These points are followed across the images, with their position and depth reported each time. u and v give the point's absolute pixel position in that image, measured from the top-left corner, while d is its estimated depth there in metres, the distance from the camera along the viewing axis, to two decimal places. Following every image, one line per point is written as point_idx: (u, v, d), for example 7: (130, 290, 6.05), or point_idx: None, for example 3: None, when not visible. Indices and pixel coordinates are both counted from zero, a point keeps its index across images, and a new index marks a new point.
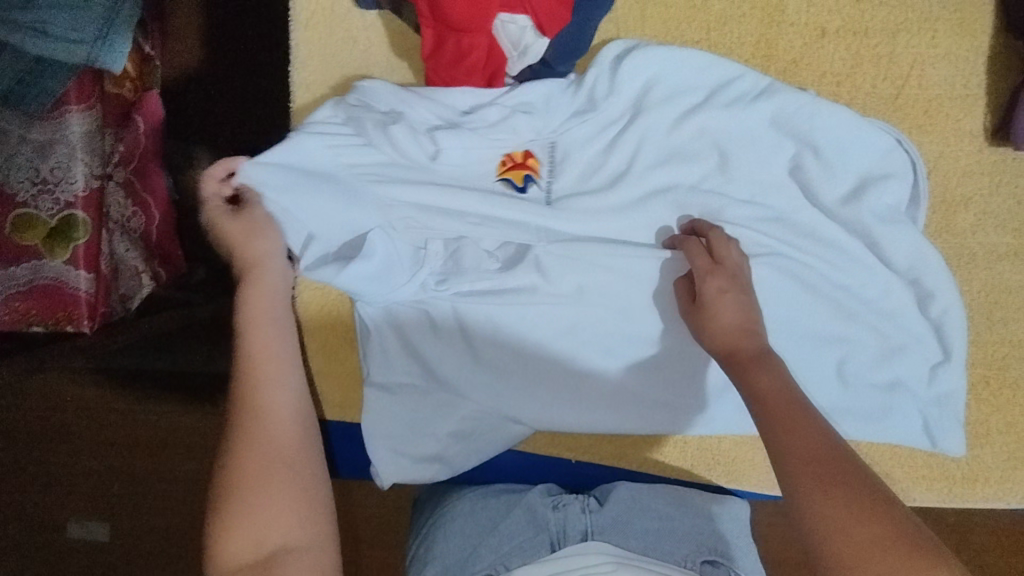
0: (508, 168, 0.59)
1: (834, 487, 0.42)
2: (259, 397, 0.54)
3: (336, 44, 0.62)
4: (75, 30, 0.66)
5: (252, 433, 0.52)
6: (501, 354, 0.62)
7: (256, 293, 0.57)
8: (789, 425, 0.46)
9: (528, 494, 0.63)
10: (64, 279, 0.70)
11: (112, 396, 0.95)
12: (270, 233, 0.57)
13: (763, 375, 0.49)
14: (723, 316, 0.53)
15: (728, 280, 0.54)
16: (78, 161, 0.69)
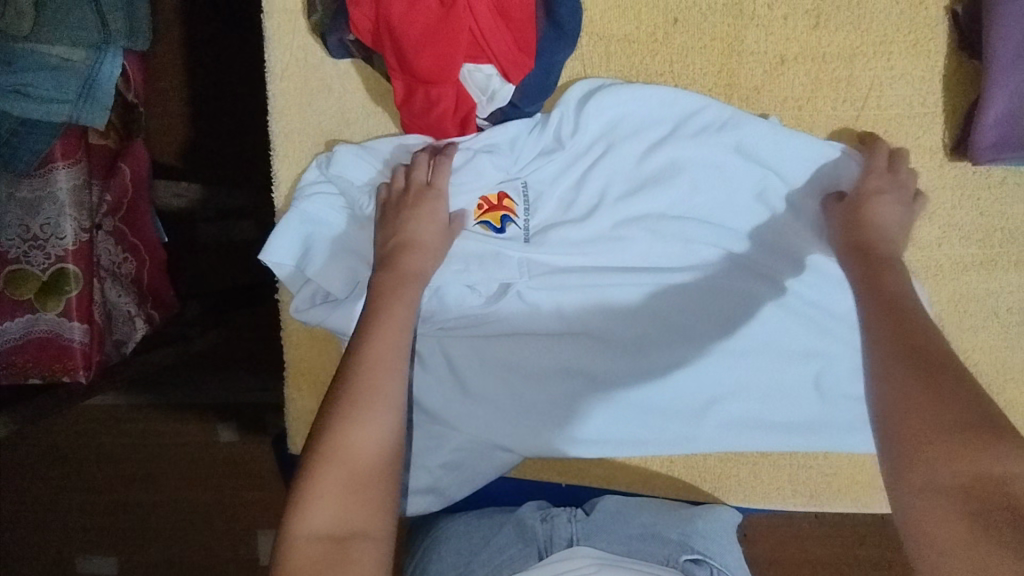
0: (485, 211, 0.61)
1: (922, 376, 0.46)
2: (378, 386, 0.50)
3: (311, 93, 0.64)
4: (58, 90, 0.68)
5: (362, 418, 0.49)
6: (489, 385, 0.63)
7: (408, 293, 0.55)
8: (900, 330, 0.50)
9: (519, 511, 0.65)
10: (58, 330, 0.71)
11: (119, 435, 1.03)
12: (440, 251, 0.58)
13: (892, 277, 0.54)
14: (878, 216, 0.58)
15: (889, 182, 0.59)
16: (66, 217, 0.70)
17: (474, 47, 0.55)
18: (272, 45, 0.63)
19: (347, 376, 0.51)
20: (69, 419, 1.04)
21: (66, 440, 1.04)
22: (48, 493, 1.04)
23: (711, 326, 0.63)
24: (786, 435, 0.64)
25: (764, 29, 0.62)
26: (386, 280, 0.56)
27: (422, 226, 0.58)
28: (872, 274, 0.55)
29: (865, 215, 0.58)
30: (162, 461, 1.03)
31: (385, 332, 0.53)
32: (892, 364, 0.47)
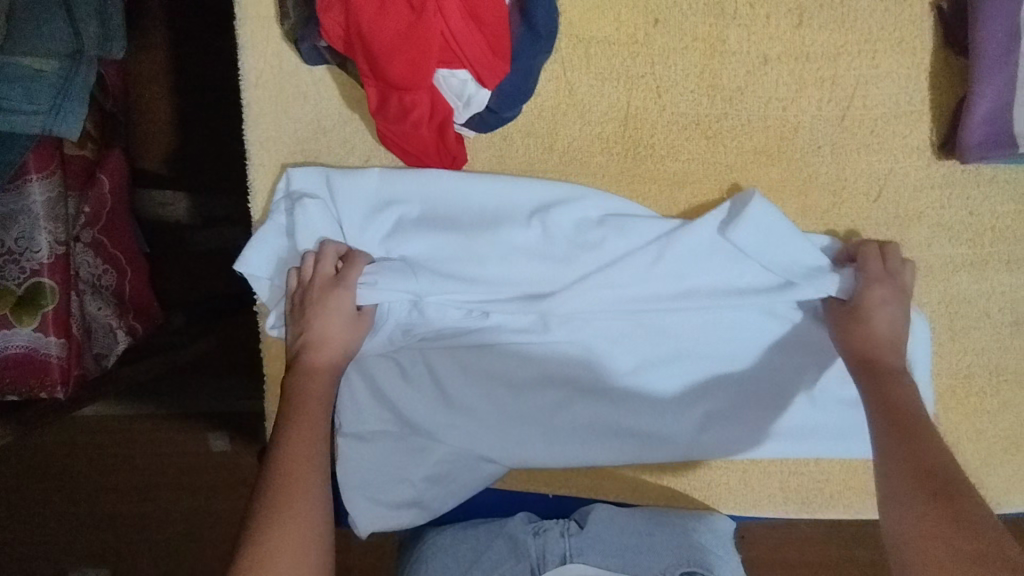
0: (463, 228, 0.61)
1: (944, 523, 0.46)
2: (295, 487, 0.52)
3: (286, 100, 0.63)
4: (28, 102, 0.65)
5: (282, 521, 0.50)
6: (473, 396, 0.63)
7: (319, 389, 0.58)
8: (908, 451, 0.50)
9: (509, 522, 0.64)
10: (34, 346, 0.70)
11: (105, 449, 1.02)
12: (353, 346, 0.60)
13: (897, 388, 0.55)
14: (878, 328, 0.57)
15: (892, 292, 0.58)
16: (41, 230, 0.69)
17: (448, 51, 0.53)
18: (245, 51, 0.62)
19: (267, 479, 0.52)
20: (52, 433, 1.02)
21: (51, 455, 1.02)
22: (33, 509, 1.02)
23: (695, 335, 0.63)
24: (777, 442, 0.63)
25: (746, 29, 0.61)
26: (299, 381, 0.58)
27: (332, 321, 0.59)
28: (879, 388, 0.55)
29: (860, 326, 0.57)
30: (148, 473, 1.01)
31: (299, 432, 0.55)
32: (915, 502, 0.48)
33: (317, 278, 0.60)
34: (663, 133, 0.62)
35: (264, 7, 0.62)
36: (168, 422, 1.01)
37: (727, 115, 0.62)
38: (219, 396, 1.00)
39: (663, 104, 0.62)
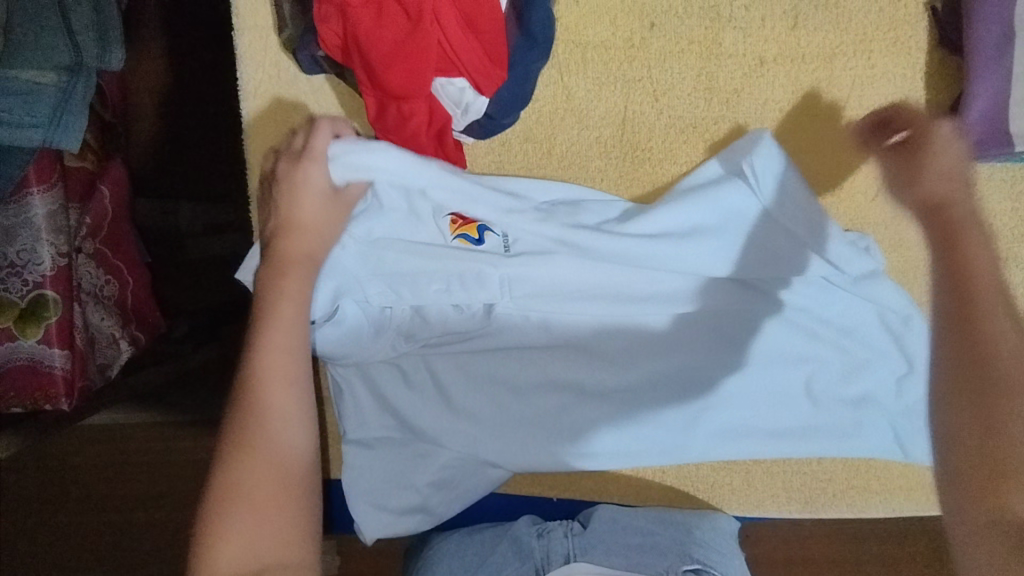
0: (460, 224, 0.61)
1: (982, 421, 0.45)
2: (268, 422, 0.50)
3: (285, 110, 0.64)
4: (29, 115, 0.66)
5: (253, 459, 0.49)
6: (477, 401, 0.63)
7: (290, 286, 0.55)
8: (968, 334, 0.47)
9: (513, 525, 0.64)
10: (39, 357, 0.71)
11: (111, 457, 1.02)
12: (332, 229, 0.57)
13: (978, 253, 0.51)
14: (943, 155, 0.54)
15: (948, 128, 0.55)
16: (43, 242, 0.70)
17: (445, 60, 0.54)
18: (244, 63, 0.63)
19: (236, 416, 0.51)
20: (57, 443, 1.03)
21: (56, 465, 1.03)
22: (39, 520, 1.03)
23: (698, 337, 0.63)
24: (779, 442, 0.63)
25: (741, 31, 0.61)
26: (270, 280, 0.55)
27: (305, 197, 0.56)
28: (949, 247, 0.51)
29: (921, 156, 0.54)
30: (153, 482, 1.02)
31: (269, 361, 0.52)
32: (949, 399, 0.46)
33: (286, 151, 0.58)
34: (661, 137, 0.63)
35: (263, 18, 0.62)
36: (172, 430, 1.01)
37: (724, 118, 0.62)
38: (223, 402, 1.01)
39: (660, 107, 0.62)
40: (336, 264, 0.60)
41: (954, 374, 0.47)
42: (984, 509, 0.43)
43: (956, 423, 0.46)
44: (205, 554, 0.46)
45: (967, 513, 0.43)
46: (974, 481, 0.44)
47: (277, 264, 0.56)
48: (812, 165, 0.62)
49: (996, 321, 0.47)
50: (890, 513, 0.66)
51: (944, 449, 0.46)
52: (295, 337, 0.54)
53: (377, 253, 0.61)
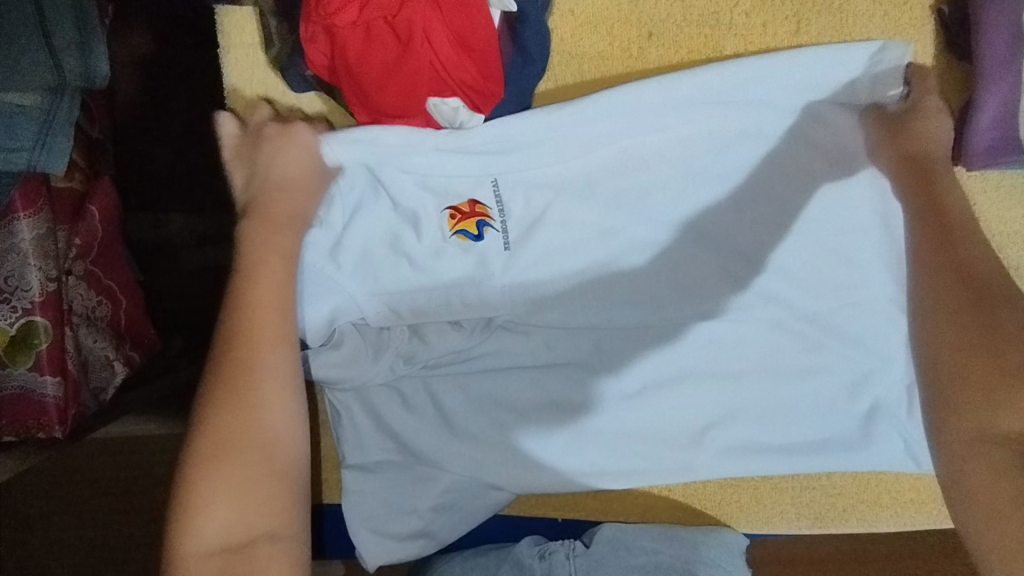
0: (458, 221, 0.58)
1: (992, 344, 0.50)
2: (258, 383, 0.50)
3: None
4: (12, 138, 0.64)
5: (237, 427, 0.49)
6: (477, 423, 0.62)
7: (275, 244, 0.54)
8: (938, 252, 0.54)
9: (515, 547, 0.63)
10: (30, 385, 0.69)
11: (100, 477, 1.00)
12: (313, 188, 0.56)
13: (951, 198, 0.55)
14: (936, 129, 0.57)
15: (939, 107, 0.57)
16: (31, 267, 0.68)
17: (437, 80, 0.53)
18: (231, 82, 0.61)
19: (224, 374, 0.50)
20: (39, 467, 1.00)
21: (42, 490, 1.00)
22: (25, 547, 1.00)
23: (701, 350, 0.61)
24: (788, 458, 0.62)
25: (743, 39, 0.59)
26: (254, 238, 0.54)
27: (292, 151, 0.56)
28: (931, 191, 0.55)
29: (917, 127, 0.56)
30: (144, 502, 0.99)
31: (257, 319, 0.51)
32: (939, 314, 0.52)
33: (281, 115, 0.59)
34: None
35: (249, 36, 0.61)
36: (162, 445, 0.99)
37: None
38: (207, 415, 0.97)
39: None
40: (329, 279, 0.58)
41: (948, 296, 0.52)
42: (973, 423, 0.50)
43: (938, 346, 0.52)
44: (192, 515, 0.47)
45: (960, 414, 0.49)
46: (975, 393, 0.50)
47: (264, 221, 0.55)
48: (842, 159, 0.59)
49: (976, 252, 0.53)
50: (902, 527, 0.65)
51: (928, 380, 0.53)
52: (285, 296, 0.53)
53: (373, 256, 0.59)
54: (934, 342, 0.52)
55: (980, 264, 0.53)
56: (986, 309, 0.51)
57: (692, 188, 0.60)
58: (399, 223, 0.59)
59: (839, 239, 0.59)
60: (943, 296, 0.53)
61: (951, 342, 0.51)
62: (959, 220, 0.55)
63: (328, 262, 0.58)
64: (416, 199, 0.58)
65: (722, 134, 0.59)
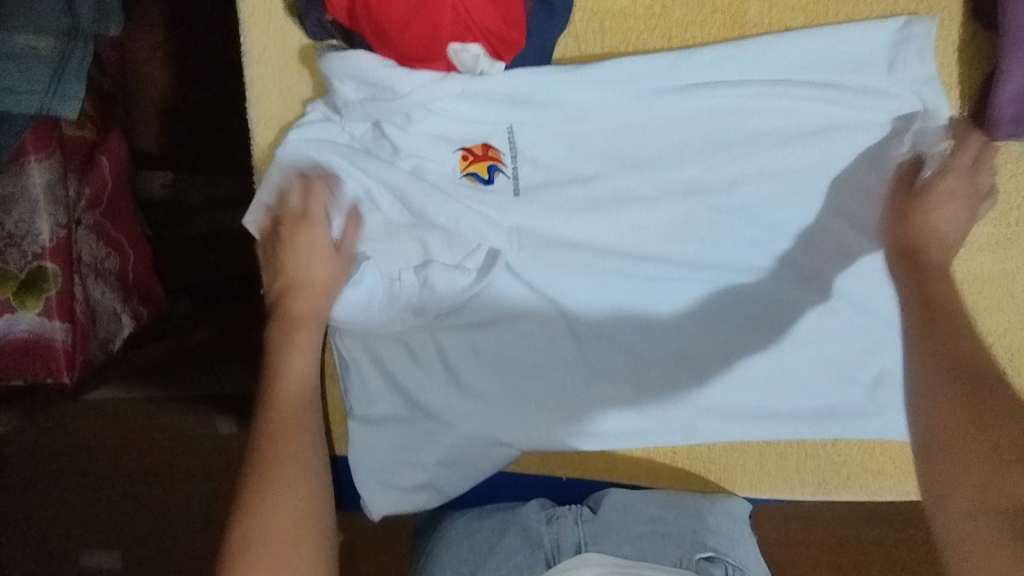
0: (470, 163, 0.58)
1: (995, 432, 0.44)
2: (283, 453, 0.52)
3: (288, 77, 0.62)
4: (25, 82, 0.64)
5: (271, 500, 0.50)
6: (487, 379, 0.62)
7: (301, 338, 0.57)
8: (940, 338, 0.48)
9: (522, 511, 0.63)
10: (38, 331, 0.69)
11: (80, 448, 0.98)
12: (330, 293, 0.59)
13: (938, 280, 0.52)
14: (936, 219, 0.55)
15: (959, 185, 0.56)
16: (41, 212, 0.68)
17: (460, 24, 0.53)
18: (247, 29, 0.61)
19: (256, 447, 0.53)
20: (40, 427, 0.99)
21: (38, 450, 0.99)
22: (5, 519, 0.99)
23: (717, 313, 0.61)
24: (796, 424, 0.62)
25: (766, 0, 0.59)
26: (279, 335, 0.58)
27: (315, 259, 0.58)
28: (919, 277, 0.53)
29: (919, 218, 0.55)
30: (127, 471, 0.98)
31: (281, 401, 0.55)
32: (945, 394, 0.46)
33: (287, 220, 0.58)
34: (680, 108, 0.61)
35: None
36: (143, 415, 0.97)
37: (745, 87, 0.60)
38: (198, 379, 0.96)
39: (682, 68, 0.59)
40: (344, 185, 0.59)
41: (944, 380, 0.46)
42: (977, 499, 0.42)
43: (938, 429, 0.45)
44: None
45: (964, 485, 0.43)
46: (984, 476, 0.42)
47: (283, 316, 0.58)
48: (867, 119, 0.58)
49: (965, 336, 0.48)
50: (903, 496, 0.66)
51: (934, 466, 0.44)
52: (304, 384, 0.57)
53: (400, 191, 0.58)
54: (940, 425, 0.45)
55: (969, 349, 0.48)
56: (988, 401, 0.45)
57: (711, 151, 0.59)
58: (410, 154, 0.58)
59: (853, 211, 0.59)
60: (946, 379, 0.46)
61: (956, 423, 0.45)
62: (957, 316, 0.50)
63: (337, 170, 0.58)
64: (428, 140, 0.58)
65: (743, 97, 0.58)
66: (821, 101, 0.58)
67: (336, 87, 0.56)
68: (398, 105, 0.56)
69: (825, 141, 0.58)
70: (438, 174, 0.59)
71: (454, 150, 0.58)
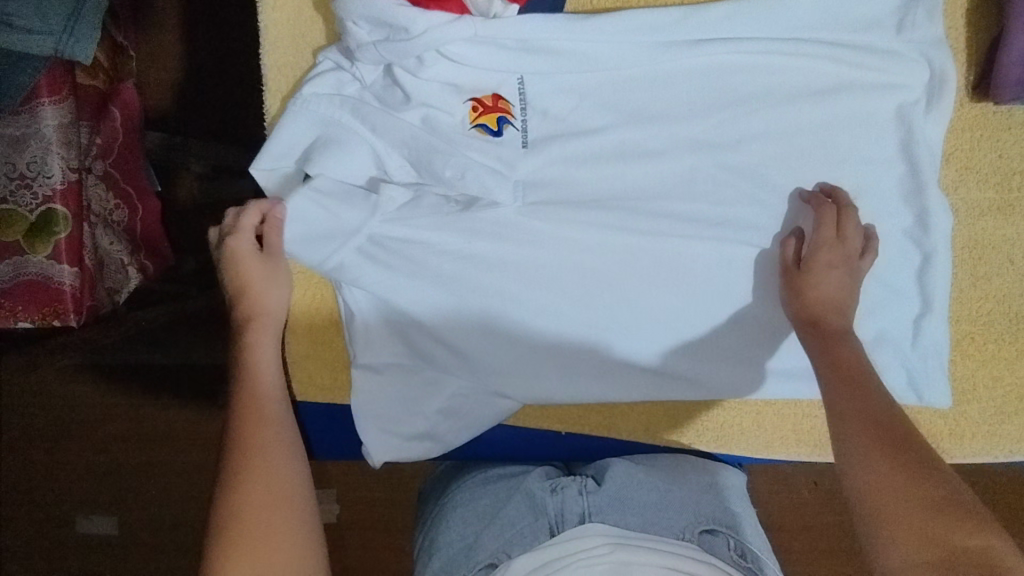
0: (480, 114, 0.59)
1: (929, 482, 0.44)
2: (259, 439, 0.52)
3: (303, 23, 0.63)
4: (41, 21, 0.64)
5: (248, 490, 0.49)
6: (491, 331, 0.62)
7: (259, 345, 0.59)
8: (852, 392, 0.50)
9: (526, 479, 0.64)
10: (47, 274, 0.69)
11: (77, 410, 0.98)
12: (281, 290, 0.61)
13: (844, 346, 0.54)
14: (822, 288, 0.56)
15: (839, 257, 0.57)
16: (54, 154, 0.68)
17: None
18: None
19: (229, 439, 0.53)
20: (40, 388, 0.99)
21: (38, 411, 0.99)
22: (4, 478, 1.00)
23: (720, 271, 0.61)
24: (790, 383, 0.64)
25: None
26: (240, 341, 0.59)
27: (252, 267, 0.59)
28: (828, 346, 0.54)
29: (807, 287, 0.57)
30: (122, 435, 0.98)
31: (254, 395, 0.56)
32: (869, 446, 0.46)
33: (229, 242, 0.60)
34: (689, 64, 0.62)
35: None
36: (136, 379, 0.97)
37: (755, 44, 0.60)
38: (193, 346, 0.94)
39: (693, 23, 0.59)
40: (349, 139, 0.58)
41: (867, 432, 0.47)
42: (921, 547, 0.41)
43: (868, 482, 0.45)
44: None
45: (901, 534, 0.42)
46: (923, 525, 0.42)
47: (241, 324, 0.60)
48: (871, 79, 0.59)
49: (876, 388, 0.50)
50: None
51: (870, 520, 0.43)
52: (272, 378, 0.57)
53: (405, 141, 0.58)
54: (876, 476, 0.45)
55: (882, 407, 0.49)
56: (910, 452, 0.46)
57: (719, 108, 0.60)
58: (418, 101, 0.59)
59: (857, 174, 0.60)
60: (870, 433, 0.47)
61: (888, 474, 0.44)
62: (868, 380, 0.51)
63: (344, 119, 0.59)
64: (439, 88, 0.59)
65: (751, 55, 0.59)
66: (827, 61, 0.59)
67: (350, 28, 0.57)
68: (411, 46, 0.56)
69: (831, 100, 0.59)
70: (445, 125, 0.59)
71: (464, 100, 0.59)
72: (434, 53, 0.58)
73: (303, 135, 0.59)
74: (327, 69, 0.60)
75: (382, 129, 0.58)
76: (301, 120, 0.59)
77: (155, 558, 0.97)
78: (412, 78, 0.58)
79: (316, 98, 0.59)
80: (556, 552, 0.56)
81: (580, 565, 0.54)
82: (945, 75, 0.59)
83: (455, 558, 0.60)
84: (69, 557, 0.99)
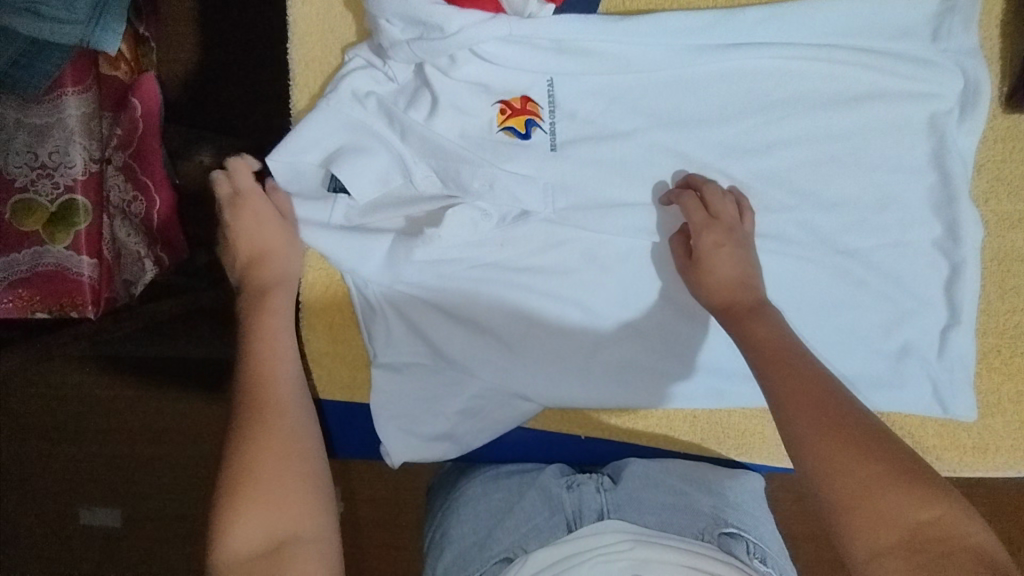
0: (508, 116, 0.58)
1: (881, 456, 0.42)
2: (274, 401, 0.53)
3: (333, 20, 0.63)
4: (68, 10, 0.65)
5: (261, 449, 0.50)
6: (514, 331, 0.61)
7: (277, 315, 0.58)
8: (783, 371, 0.48)
9: (541, 475, 0.63)
10: (66, 265, 0.69)
11: (80, 400, 0.98)
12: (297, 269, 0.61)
13: (760, 325, 0.52)
14: (715, 270, 0.55)
15: (725, 234, 0.56)
16: (76, 144, 0.68)
17: None
18: None
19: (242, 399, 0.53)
20: (46, 378, 0.98)
21: (43, 402, 0.98)
22: (8, 468, 0.99)
23: None
24: None
25: None
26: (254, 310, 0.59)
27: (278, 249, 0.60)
28: (742, 327, 0.52)
29: (701, 269, 0.56)
30: (127, 428, 0.97)
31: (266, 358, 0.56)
32: (817, 425, 0.44)
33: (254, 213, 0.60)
34: None
35: None
36: (142, 371, 0.95)
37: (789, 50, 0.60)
38: (198, 341, 0.93)
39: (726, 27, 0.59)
40: (380, 137, 0.58)
41: (805, 413, 0.45)
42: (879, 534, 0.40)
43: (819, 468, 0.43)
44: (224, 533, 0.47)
45: (853, 524, 0.41)
46: (878, 501, 0.40)
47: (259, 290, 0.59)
48: (905, 89, 0.59)
49: (803, 358, 0.49)
50: None
51: (833, 509, 0.42)
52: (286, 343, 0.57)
53: (432, 139, 0.58)
54: (828, 459, 0.43)
55: (815, 378, 0.47)
56: (852, 424, 0.44)
57: (751, 113, 0.59)
58: (447, 100, 0.58)
59: (887, 183, 0.59)
60: (812, 413, 0.45)
61: (840, 456, 0.42)
62: (793, 354, 0.49)
63: (373, 116, 0.58)
64: (469, 87, 0.58)
65: (784, 61, 0.58)
66: (860, 68, 0.58)
67: (383, 26, 0.57)
68: (445, 44, 0.56)
69: (864, 109, 0.59)
70: (472, 125, 0.58)
71: (493, 101, 0.58)
72: (467, 52, 0.57)
73: (331, 136, 0.58)
74: (356, 67, 0.60)
75: (410, 129, 0.58)
76: (330, 120, 0.58)
77: (158, 552, 0.97)
78: (442, 76, 0.58)
79: (346, 97, 0.59)
80: (575, 547, 0.56)
81: (597, 561, 0.54)
82: (981, 85, 0.58)
83: (468, 553, 0.59)
84: (71, 549, 0.98)
